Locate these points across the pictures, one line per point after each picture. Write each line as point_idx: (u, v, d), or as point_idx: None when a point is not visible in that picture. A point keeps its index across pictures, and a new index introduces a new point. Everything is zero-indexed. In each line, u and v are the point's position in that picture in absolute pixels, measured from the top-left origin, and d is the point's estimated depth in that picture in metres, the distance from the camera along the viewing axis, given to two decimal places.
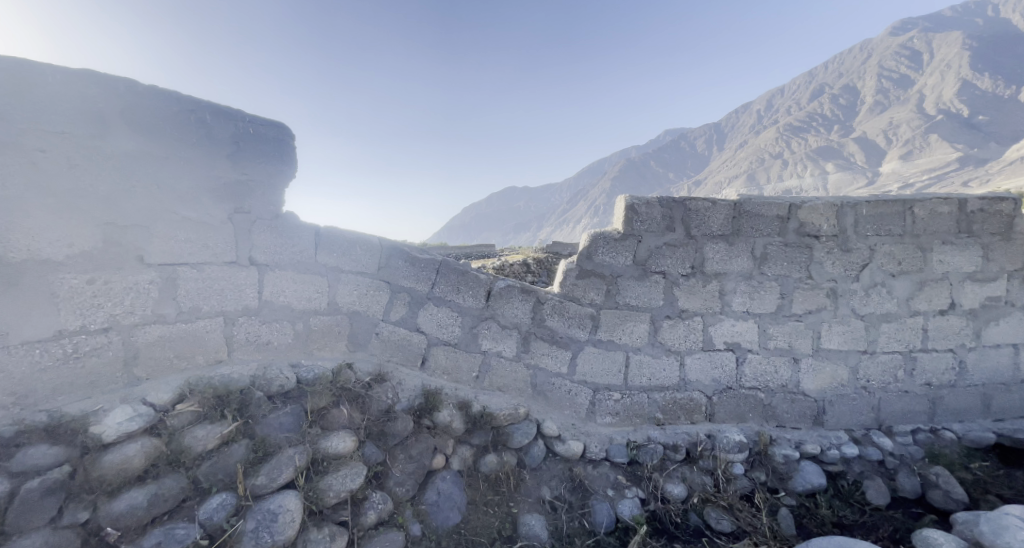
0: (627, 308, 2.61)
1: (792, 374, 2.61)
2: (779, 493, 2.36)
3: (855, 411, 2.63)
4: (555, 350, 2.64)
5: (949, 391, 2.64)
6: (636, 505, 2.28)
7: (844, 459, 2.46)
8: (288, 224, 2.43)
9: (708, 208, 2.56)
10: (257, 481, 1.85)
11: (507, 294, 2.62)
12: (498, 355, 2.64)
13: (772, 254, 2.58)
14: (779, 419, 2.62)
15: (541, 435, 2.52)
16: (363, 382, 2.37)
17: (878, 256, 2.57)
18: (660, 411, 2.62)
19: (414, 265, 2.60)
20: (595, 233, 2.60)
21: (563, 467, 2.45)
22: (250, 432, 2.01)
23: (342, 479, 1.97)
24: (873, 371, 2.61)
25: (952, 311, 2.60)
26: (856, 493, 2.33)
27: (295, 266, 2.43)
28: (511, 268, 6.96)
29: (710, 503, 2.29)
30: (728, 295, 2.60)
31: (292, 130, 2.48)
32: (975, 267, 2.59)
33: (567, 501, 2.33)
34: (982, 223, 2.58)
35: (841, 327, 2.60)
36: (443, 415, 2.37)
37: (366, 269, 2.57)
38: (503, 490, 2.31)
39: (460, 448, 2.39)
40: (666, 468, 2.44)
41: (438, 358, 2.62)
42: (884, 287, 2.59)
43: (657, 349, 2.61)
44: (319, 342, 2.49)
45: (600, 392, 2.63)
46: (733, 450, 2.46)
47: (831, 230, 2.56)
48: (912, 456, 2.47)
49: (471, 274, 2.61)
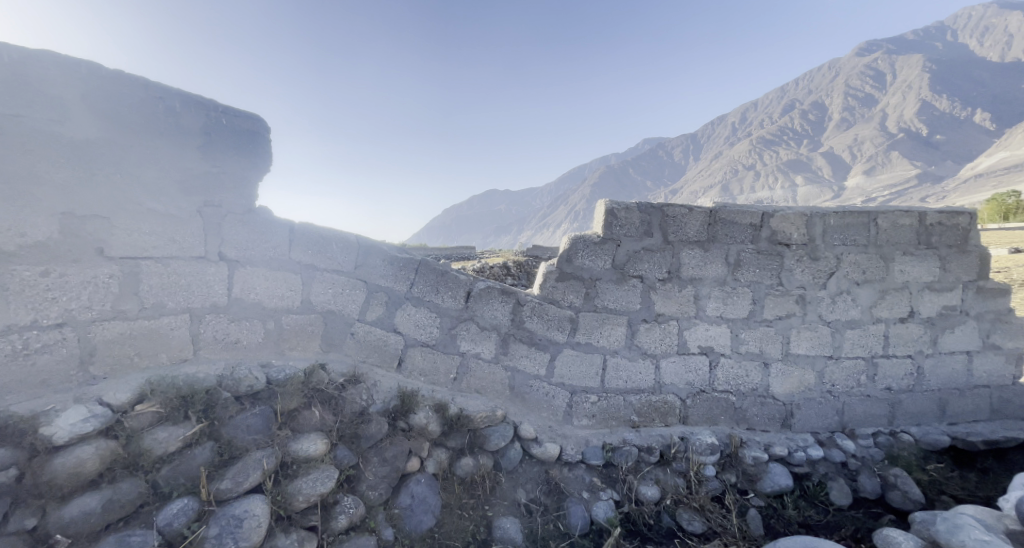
0: (605, 312, 2.63)
1: (762, 378, 2.69)
2: (748, 494, 2.42)
3: (822, 415, 2.71)
4: (533, 352, 2.64)
5: (908, 396, 2.76)
6: (610, 506, 2.30)
7: (810, 461, 2.54)
8: (261, 219, 2.35)
9: (685, 214, 2.61)
10: (222, 485, 1.78)
11: (487, 295, 2.61)
12: (477, 357, 2.62)
13: (745, 260, 2.65)
14: (750, 422, 2.68)
15: (518, 437, 2.51)
16: (336, 383, 2.32)
17: (844, 265, 2.68)
18: (635, 413, 2.65)
19: (392, 265, 2.56)
20: (575, 236, 2.62)
21: (539, 470, 2.45)
22: (215, 434, 1.93)
23: (312, 483, 1.92)
24: (838, 375, 2.71)
25: (911, 319, 2.73)
26: (820, 493, 2.42)
27: (267, 263, 2.36)
28: (491, 271, 6.96)
29: (682, 504, 2.33)
30: (702, 300, 2.66)
31: (268, 122, 2.41)
32: (933, 277, 2.72)
33: (542, 504, 2.33)
34: (939, 236, 2.72)
35: (809, 333, 2.69)
36: (419, 417, 2.34)
37: (342, 267, 2.51)
38: (479, 494, 2.29)
39: (436, 450, 2.34)
40: (640, 470, 2.46)
41: (415, 359, 2.58)
42: (850, 295, 2.69)
43: (634, 353, 2.65)
44: (292, 342, 2.42)
45: (578, 395, 2.64)
46: (705, 452, 2.50)
47: (801, 239, 2.65)
48: (872, 457, 2.57)
49: (451, 274, 2.59)
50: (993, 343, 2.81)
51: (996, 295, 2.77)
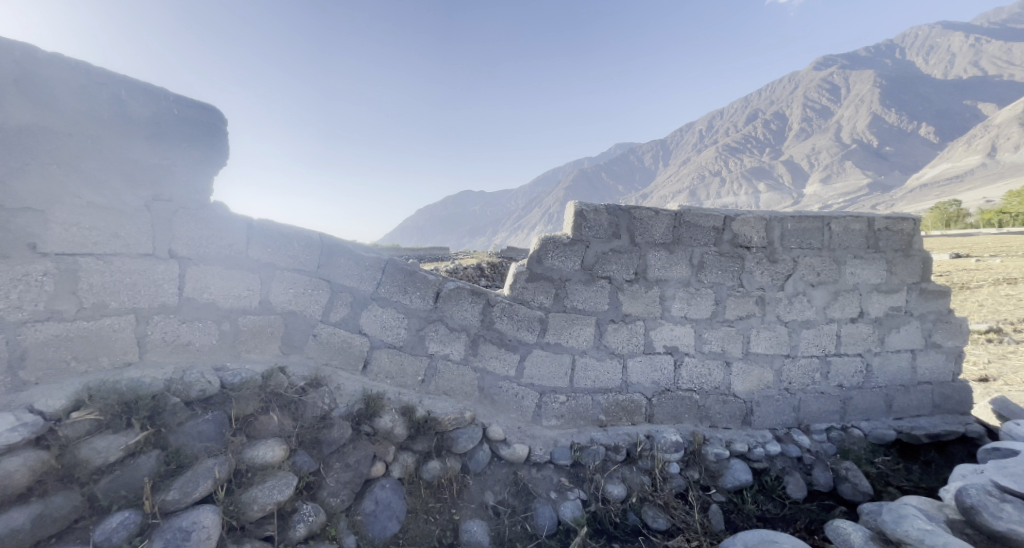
0: (574, 312, 2.65)
1: (724, 376, 2.77)
2: (710, 490, 2.48)
3: (779, 411, 2.81)
4: (502, 353, 2.62)
5: (859, 392, 2.90)
6: (578, 506, 2.31)
7: (768, 456, 2.63)
8: (216, 215, 2.24)
9: (651, 217, 2.66)
10: (168, 495, 1.67)
11: (455, 296, 2.57)
12: (445, 358, 2.58)
13: (709, 262, 2.72)
14: (712, 419, 2.76)
15: (486, 439, 2.48)
16: (296, 386, 2.23)
17: (800, 268, 2.79)
18: (603, 412, 2.68)
19: (358, 264, 2.50)
20: (545, 236, 2.63)
21: (507, 471, 2.43)
22: (162, 442, 1.82)
23: (269, 491, 1.83)
24: (795, 373, 2.83)
25: (861, 319, 2.87)
26: (777, 487, 2.51)
27: (222, 261, 2.25)
28: (465, 272, 6.94)
29: (647, 502, 2.36)
30: (668, 301, 2.71)
31: (225, 114, 2.30)
32: (881, 280, 2.88)
33: (510, 505, 2.31)
34: (886, 240, 2.88)
35: (768, 333, 2.79)
36: (384, 421, 2.28)
37: (304, 266, 2.43)
38: (445, 497, 2.25)
39: (402, 454, 2.29)
40: (607, 469, 2.48)
41: (381, 361, 2.52)
42: (805, 296, 2.81)
43: (602, 353, 2.67)
44: (248, 344, 2.31)
45: (547, 395, 2.64)
46: (670, 450, 2.54)
47: (760, 242, 2.75)
48: (826, 452, 2.69)
49: (419, 274, 2.54)
50: (934, 341, 2.99)
51: (936, 297, 2.96)
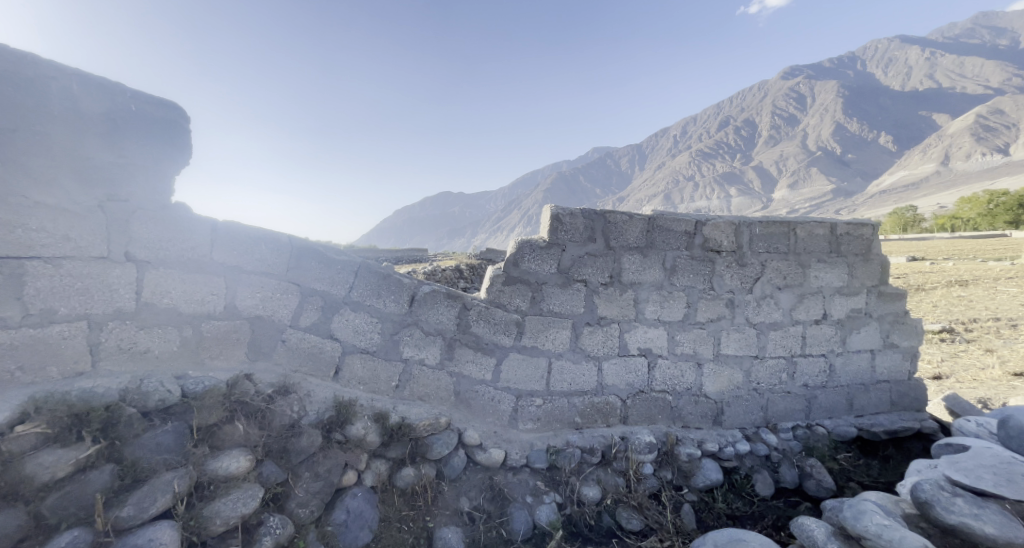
0: (551, 315, 2.65)
1: (696, 378, 2.83)
2: (682, 489, 2.53)
3: (749, 411, 2.89)
4: (478, 357, 2.60)
5: (823, 391, 3.01)
6: (553, 509, 2.31)
7: (738, 455, 2.70)
8: (177, 216, 2.15)
9: (626, 221, 2.70)
10: (122, 512, 1.59)
11: (431, 300, 2.54)
12: (420, 363, 2.54)
13: (681, 266, 2.78)
14: (685, 420, 2.81)
15: (461, 444, 2.46)
16: (263, 394, 2.15)
17: (768, 271, 2.88)
18: (578, 415, 2.69)
19: (329, 267, 2.44)
20: (521, 239, 2.63)
21: (483, 476, 2.41)
22: (116, 455, 1.73)
23: (232, 504, 1.75)
24: (763, 374, 2.91)
25: (825, 321, 2.99)
26: (746, 485, 2.58)
27: (184, 265, 2.16)
28: (444, 274, 6.89)
29: (622, 503, 2.38)
30: (642, 304, 2.75)
31: (186, 111, 2.21)
32: (843, 283, 3.00)
33: (485, 510, 2.29)
34: (848, 245, 3.01)
35: (737, 334, 2.86)
36: (356, 428, 2.23)
37: (272, 270, 2.35)
38: (419, 505, 2.21)
39: (375, 462, 2.24)
40: (583, 471, 2.49)
41: (353, 367, 2.46)
42: (772, 298, 2.90)
43: (578, 355, 2.69)
44: (212, 351, 2.22)
45: (523, 398, 2.64)
46: (644, 451, 2.58)
47: (730, 246, 2.82)
48: (792, 449, 2.78)
49: (393, 278, 2.50)
50: (892, 341, 3.13)
51: (893, 299, 3.10)
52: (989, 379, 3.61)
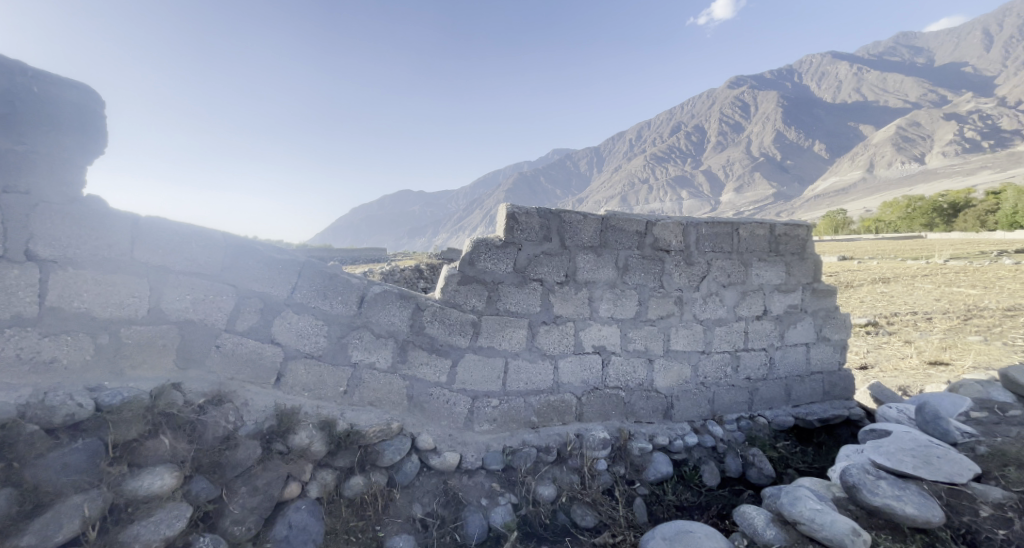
0: (507, 315, 2.63)
1: (647, 373, 2.90)
2: (635, 483, 2.58)
3: (696, 404, 3.00)
4: (433, 359, 2.54)
5: (764, 383, 3.17)
6: (508, 510, 2.29)
7: (687, 447, 2.79)
8: (90, 210, 1.94)
9: (580, 221, 2.72)
10: (21, 542, 1.42)
11: (381, 301, 2.45)
12: (371, 367, 2.44)
13: (633, 264, 2.84)
14: (637, 415, 2.87)
15: (415, 449, 2.38)
16: (193, 405, 1.99)
17: (713, 270, 3.00)
18: (535, 414, 2.68)
19: (270, 267, 2.30)
20: (477, 238, 2.59)
21: (436, 481, 2.35)
22: (14, 478, 1.53)
23: (155, 526, 1.61)
24: (710, 368, 3.03)
25: (765, 316, 3.15)
26: (694, 476, 2.68)
27: (98, 264, 1.95)
28: (402, 275, 6.74)
29: (576, 500, 2.40)
30: (596, 302, 2.79)
31: (99, 95, 2.06)
32: (781, 280, 3.18)
33: (438, 516, 2.23)
34: (785, 245, 3.19)
35: (686, 330, 2.96)
36: (300, 438, 2.12)
37: (204, 270, 2.18)
38: (369, 514, 2.12)
39: (320, 472, 2.14)
40: (538, 470, 2.49)
41: (297, 372, 2.33)
42: (718, 296, 3.03)
43: (534, 354, 2.68)
44: (134, 359, 2.03)
45: (479, 400, 2.59)
46: (598, 447, 2.61)
47: (678, 245, 2.92)
48: (735, 440, 2.92)
49: (341, 278, 2.39)
50: (825, 335, 3.35)
51: (826, 295, 3.33)
52: (907, 368, 3.96)
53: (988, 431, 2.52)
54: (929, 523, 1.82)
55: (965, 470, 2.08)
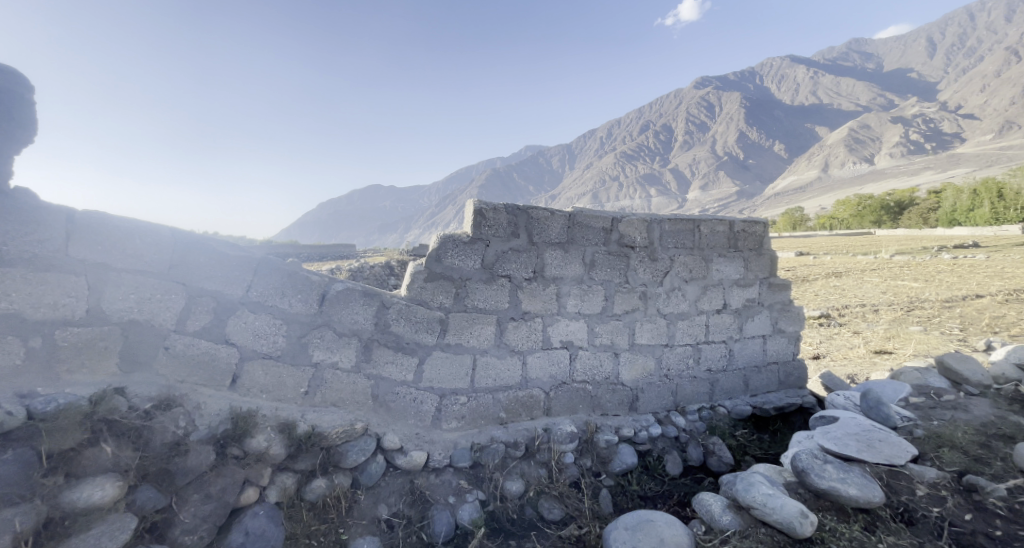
0: (475, 311, 2.61)
1: (613, 366, 2.95)
2: (601, 475, 2.63)
3: (661, 396, 3.07)
4: (399, 358, 2.49)
5: (724, 375, 3.29)
6: (475, 507, 2.28)
7: (651, 438, 2.86)
8: (20, 205, 1.83)
9: (547, 217, 2.73)
10: None
11: (344, 298, 2.39)
12: (333, 367, 2.38)
13: (599, 261, 2.88)
14: (603, 408, 2.92)
15: (380, 449, 2.33)
16: (138, 410, 1.90)
17: (676, 265, 3.08)
18: (503, 410, 2.69)
19: (223, 264, 2.20)
20: (444, 234, 2.55)
21: (403, 480, 2.31)
22: None
23: (96, 540, 1.54)
24: (673, 360, 3.11)
25: (725, 310, 3.26)
26: (658, 466, 2.75)
27: (28, 262, 1.83)
28: (371, 273, 6.62)
29: (544, 494, 2.42)
30: (563, 298, 2.81)
31: (29, 86, 1.96)
32: (740, 275, 3.30)
33: (405, 516, 2.20)
34: (744, 241, 3.31)
35: (650, 324, 3.03)
36: (257, 441, 2.05)
37: (150, 268, 2.07)
38: (332, 517, 2.06)
39: (280, 476, 2.07)
40: (506, 466, 2.49)
41: (254, 374, 2.23)
42: (680, 291, 3.11)
43: (502, 350, 2.68)
44: (70, 363, 1.90)
45: (447, 397, 2.57)
46: (566, 441, 2.64)
47: (643, 241, 2.98)
48: (697, 430, 3.02)
49: (301, 276, 2.32)
50: (781, 327, 3.50)
51: (782, 289, 3.47)
52: (856, 357, 4.19)
53: (925, 415, 2.70)
54: (870, 502, 1.93)
55: (902, 452, 2.23)
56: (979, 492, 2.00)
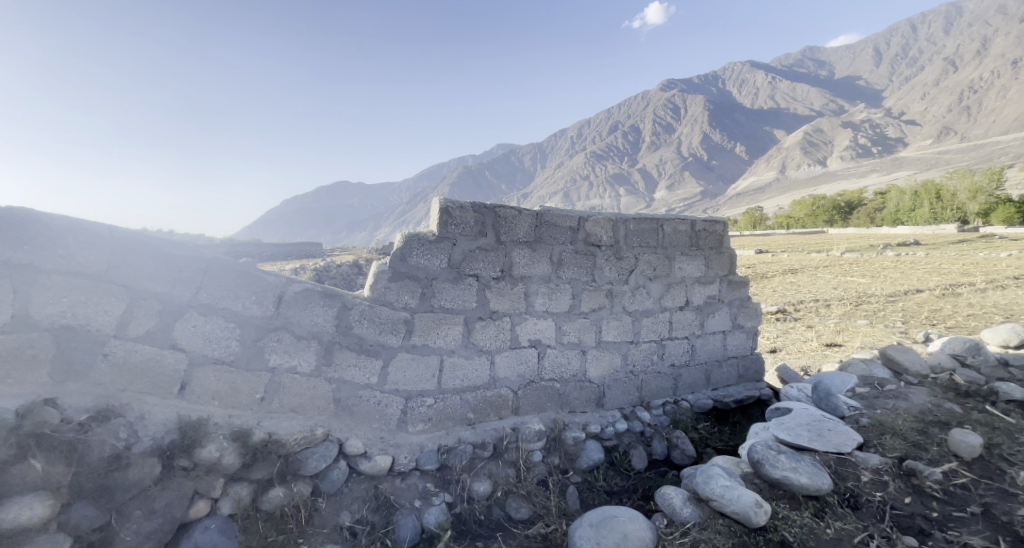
0: (441, 311, 2.57)
1: (581, 364, 2.98)
2: (568, 472, 2.65)
3: (626, 392, 3.13)
4: (362, 360, 2.42)
5: (687, 370, 3.38)
6: (442, 510, 2.24)
7: (617, 433, 2.92)
8: None
9: (515, 216, 2.72)
10: None
11: (302, 299, 2.30)
12: (292, 371, 2.29)
13: (567, 259, 2.89)
14: (571, 405, 2.94)
15: (343, 455, 2.26)
16: (71, 423, 1.75)
17: (641, 264, 3.14)
18: (471, 411, 2.66)
19: (169, 265, 2.08)
20: (409, 233, 2.50)
21: (366, 486, 2.25)
22: None
23: None
24: (638, 357, 3.17)
25: (687, 307, 3.35)
26: (623, 461, 2.81)
27: None
28: (337, 273, 6.46)
29: (511, 494, 2.41)
30: (531, 297, 2.81)
31: None
32: (701, 273, 3.40)
33: (368, 522, 2.14)
34: (705, 240, 3.41)
35: (616, 322, 3.08)
36: (208, 451, 1.93)
37: (86, 269, 1.93)
38: (290, 528, 1.98)
39: (234, 486, 1.97)
40: (474, 467, 2.47)
41: (204, 380, 2.12)
42: (645, 289, 3.17)
43: (470, 351, 2.65)
44: None
45: (412, 399, 2.51)
46: (534, 439, 2.64)
47: (608, 240, 3.02)
48: (661, 424, 3.10)
49: (256, 277, 2.22)
50: (740, 322, 3.63)
51: (741, 286, 3.60)
52: (808, 350, 4.41)
53: (870, 404, 2.86)
54: (819, 490, 2.02)
55: (849, 440, 2.35)
56: (916, 476, 2.14)
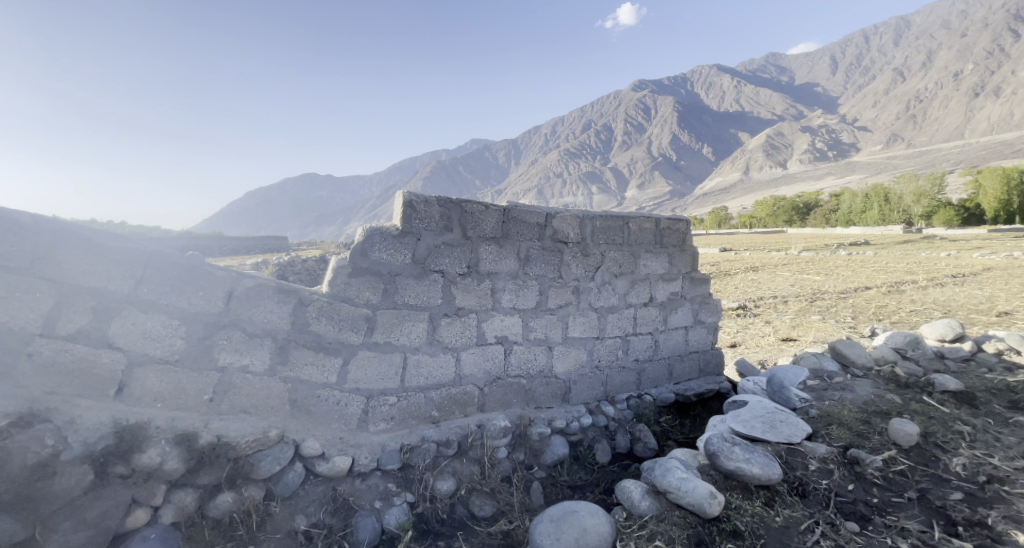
0: (406, 308, 2.51)
1: (547, 360, 2.98)
2: (533, 468, 2.66)
3: (592, 387, 3.15)
4: (320, 359, 2.33)
5: (651, 364, 3.44)
6: (403, 511, 2.20)
7: (582, 428, 2.94)
8: None
9: (481, 211, 2.68)
10: None
11: (254, 295, 2.19)
12: (244, 371, 2.18)
13: (534, 256, 2.88)
14: (537, 401, 2.94)
15: (298, 457, 2.16)
16: None
17: (607, 261, 3.17)
18: (435, 409, 2.61)
19: (105, 258, 1.94)
20: (370, 227, 2.44)
21: (324, 489, 2.16)
22: None
23: None
24: (603, 352, 3.20)
25: (651, 303, 3.41)
26: (588, 455, 2.84)
27: None
28: (302, 267, 6.23)
29: (475, 491, 2.39)
30: (498, 293, 2.78)
31: None
32: (665, 270, 3.46)
33: (326, 525, 2.07)
34: (668, 237, 3.48)
35: (582, 318, 3.09)
36: (148, 456, 1.82)
37: (7, 262, 1.77)
38: (240, 534, 1.89)
39: (177, 493, 1.87)
40: (437, 465, 2.44)
41: (146, 380, 1.99)
42: (611, 285, 3.20)
43: (434, 348, 2.60)
44: None
45: (374, 398, 2.44)
46: (498, 436, 2.63)
47: (575, 237, 3.03)
48: (625, 418, 3.15)
49: (204, 271, 2.10)
50: (702, 318, 3.72)
51: (702, 283, 3.70)
52: (766, 344, 4.58)
53: (819, 396, 3.00)
54: (770, 479, 2.10)
55: (799, 431, 2.45)
56: (860, 463, 2.26)
